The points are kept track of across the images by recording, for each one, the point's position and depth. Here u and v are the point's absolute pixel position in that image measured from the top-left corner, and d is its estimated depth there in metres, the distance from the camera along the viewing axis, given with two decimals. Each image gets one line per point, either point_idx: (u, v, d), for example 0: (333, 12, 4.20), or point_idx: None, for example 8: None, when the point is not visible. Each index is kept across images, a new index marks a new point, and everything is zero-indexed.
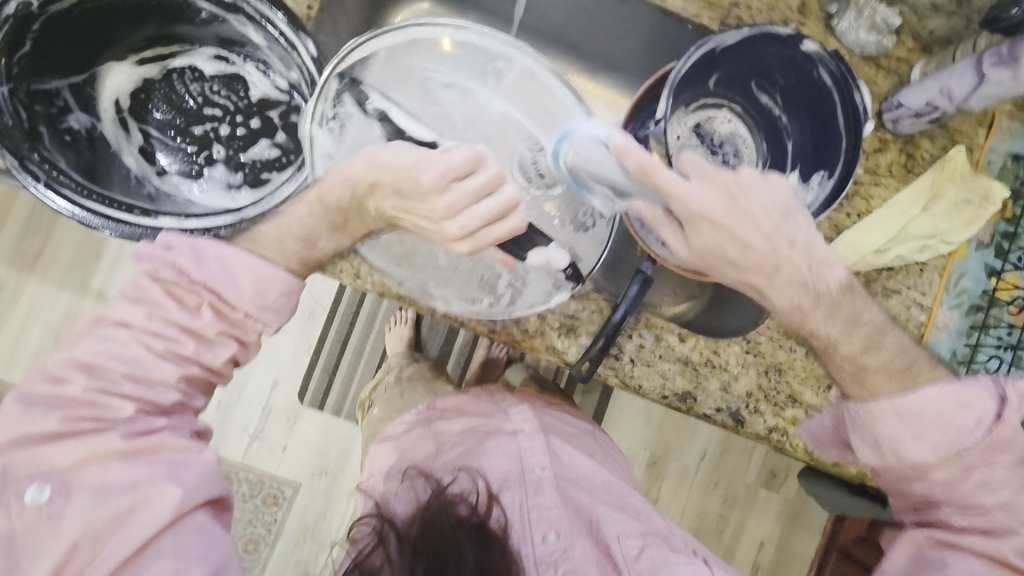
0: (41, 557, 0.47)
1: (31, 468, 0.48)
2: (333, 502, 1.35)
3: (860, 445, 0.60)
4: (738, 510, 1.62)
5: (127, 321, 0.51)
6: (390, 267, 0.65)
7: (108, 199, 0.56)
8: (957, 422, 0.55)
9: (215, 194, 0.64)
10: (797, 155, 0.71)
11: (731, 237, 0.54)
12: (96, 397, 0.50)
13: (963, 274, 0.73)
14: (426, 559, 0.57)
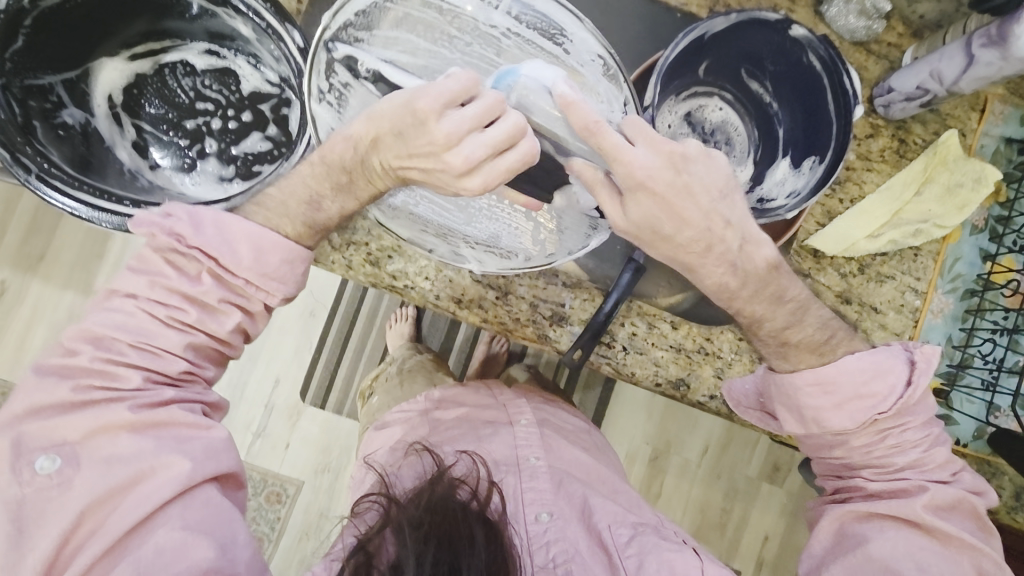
0: (46, 529, 0.48)
1: (45, 439, 0.50)
2: (336, 498, 1.36)
3: (788, 415, 0.62)
4: (742, 504, 1.61)
5: (132, 292, 0.52)
6: (420, 236, 0.64)
7: (99, 189, 0.56)
8: (871, 391, 0.58)
9: (208, 188, 0.65)
10: (789, 141, 0.71)
11: (666, 207, 0.52)
12: (104, 366, 0.51)
13: (957, 259, 0.73)
14: (436, 545, 0.53)
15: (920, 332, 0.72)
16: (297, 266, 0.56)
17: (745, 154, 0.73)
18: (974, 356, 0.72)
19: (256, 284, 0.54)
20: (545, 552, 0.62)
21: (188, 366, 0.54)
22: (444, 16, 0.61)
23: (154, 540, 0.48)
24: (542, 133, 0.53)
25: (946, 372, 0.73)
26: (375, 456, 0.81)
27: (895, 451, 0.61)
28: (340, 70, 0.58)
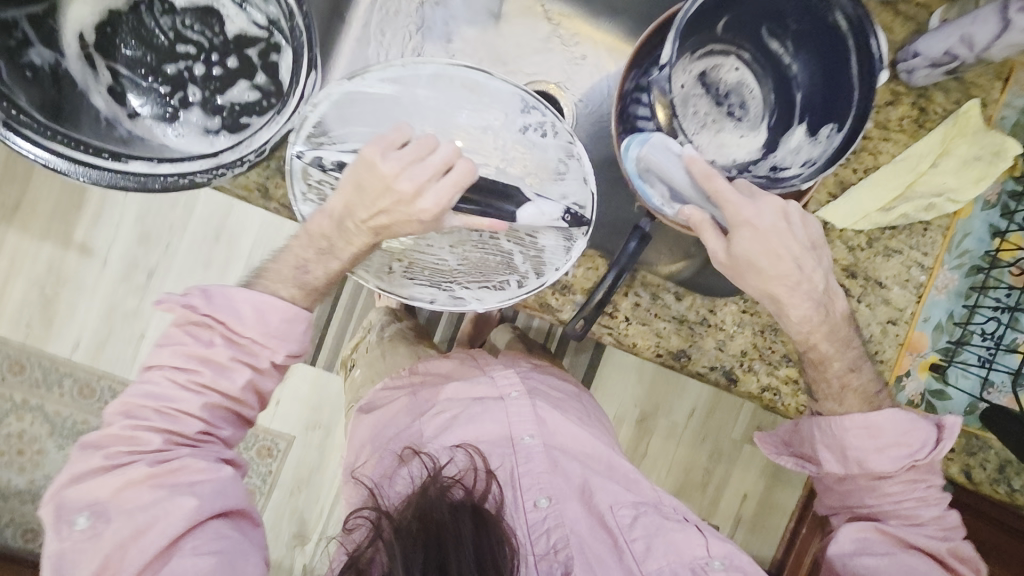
0: (80, 569, 0.51)
1: (82, 497, 0.52)
2: (328, 454, 1.37)
3: (828, 456, 0.64)
4: (725, 464, 1.66)
5: (157, 364, 0.55)
6: (419, 291, 0.62)
7: (76, 141, 0.53)
8: (908, 442, 0.62)
9: (191, 139, 0.59)
10: (808, 106, 0.67)
11: (766, 248, 0.56)
12: (129, 432, 0.53)
13: (966, 235, 0.72)
14: (425, 547, 0.54)
15: (922, 308, 0.72)
16: (304, 320, 0.58)
17: (759, 120, 0.70)
18: (972, 333, 0.72)
19: (264, 341, 0.57)
20: (546, 539, 0.64)
21: (202, 425, 0.56)
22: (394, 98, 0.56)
23: (171, 568, 0.50)
24: (669, 185, 0.58)
25: (943, 347, 0.73)
26: (367, 426, 0.79)
27: (920, 503, 0.63)
28: (316, 172, 0.56)
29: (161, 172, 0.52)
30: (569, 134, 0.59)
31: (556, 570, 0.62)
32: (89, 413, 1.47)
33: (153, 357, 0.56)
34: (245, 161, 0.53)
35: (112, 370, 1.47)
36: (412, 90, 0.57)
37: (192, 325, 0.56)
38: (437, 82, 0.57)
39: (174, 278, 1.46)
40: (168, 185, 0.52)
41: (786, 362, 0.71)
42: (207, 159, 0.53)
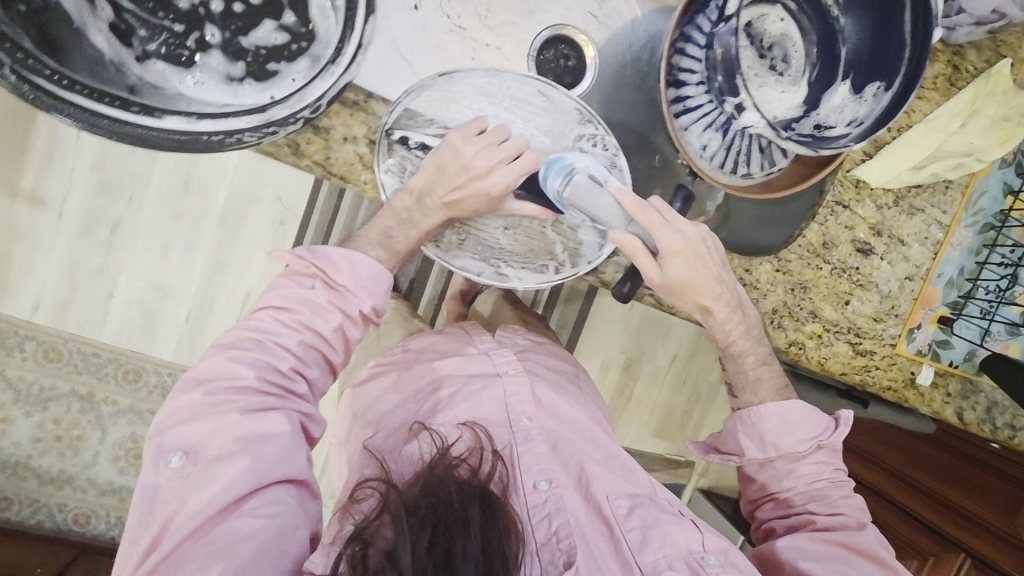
0: (159, 510, 0.52)
1: (176, 437, 0.54)
2: (320, 411, 1.36)
3: (749, 444, 0.66)
4: (703, 406, 1.75)
5: (272, 305, 0.60)
6: (468, 262, 0.64)
7: (102, 93, 0.48)
8: (812, 426, 0.65)
9: (213, 90, 0.52)
10: (854, 62, 0.65)
11: (697, 270, 0.60)
12: (230, 367, 0.57)
13: (983, 193, 0.75)
14: (430, 529, 0.53)
15: (937, 264, 0.76)
16: (386, 279, 0.62)
17: (797, 77, 0.67)
18: (978, 287, 0.76)
19: (355, 291, 0.61)
20: (546, 525, 0.64)
21: (295, 363, 0.59)
22: (485, 89, 0.61)
23: (230, 526, 0.51)
24: (590, 216, 0.59)
25: (952, 301, 0.77)
26: (359, 399, 0.80)
27: (836, 486, 0.64)
28: (401, 150, 0.61)
29: (202, 129, 0.48)
30: (616, 149, 0.63)
31: (557, 556, 0.62)
32: (57, 378, 1.39)
33: (265, 298, 0.61)
34: (298, 118, 0.50)
35: (80, 331, 1.37)
36: (492, 92, 0.61)
37: (298, 273, 0.61)
38: (513, 92, 0.61)
39: (142, 232, 1.33)
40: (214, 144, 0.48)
41: (812, 319, 0.75)
42: (255, 116, 0.49)
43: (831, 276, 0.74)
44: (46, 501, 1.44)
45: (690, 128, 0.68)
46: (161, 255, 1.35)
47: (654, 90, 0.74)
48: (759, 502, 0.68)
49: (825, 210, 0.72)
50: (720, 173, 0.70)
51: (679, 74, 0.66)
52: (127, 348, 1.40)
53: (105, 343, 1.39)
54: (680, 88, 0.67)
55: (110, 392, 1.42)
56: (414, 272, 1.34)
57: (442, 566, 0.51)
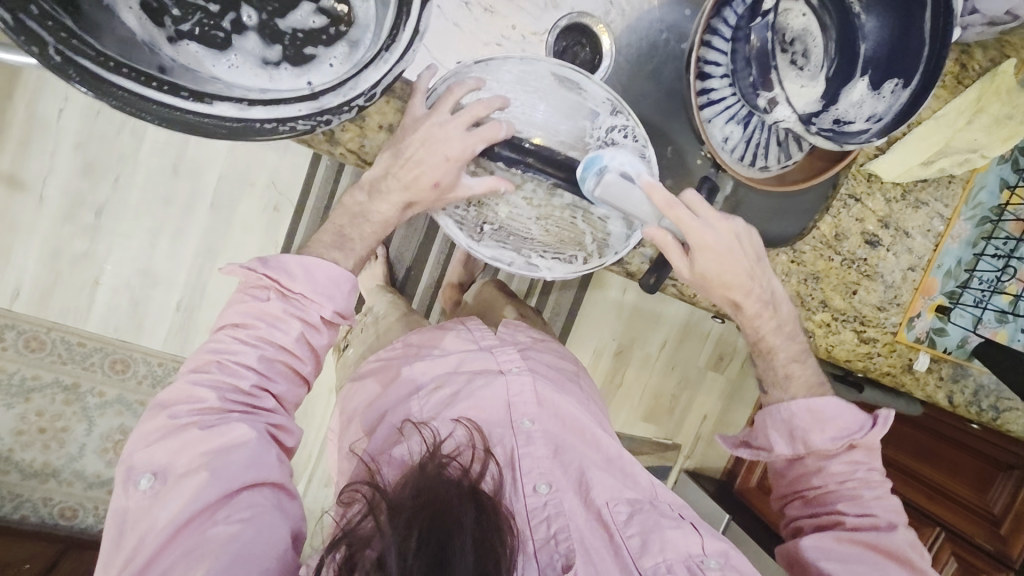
0: (140, 535, 0.51)
1: (147, 459, 0.54)
2: (316, 397, 1.36)
3: (779, 439, 0.68)
4: (690, 390, 1.80)
5: (228, 324, 0.60)
6: (500, 253, 0.65)
7: (144, 75, 0.45)
8: (845, 422, 0.66)
9: (250, 73, 0.50)
10: (872, 58, 0.67)
11: (726, 263, 0.62)
12: (190, 390, 0.56)
13: (981, 188, 0.78)
14: (421, 525, 0.54)
15: (938, 255, 0.79)
16: (345, 279, 0.62)
17: (819, 69, 0.68)
18: (974, 277, 0.80)
19: (312, 296, 0.61)
20: (545, 528, 0.64)
21: (257, 379, 0.59)
22: (518, 78, 0.60)
23: (205, 536, 0.50)
24: (624, 212, 0.60)
25: (950, 290, 0.81)
26: (360, 393, 0.80)
27: (865, 484, 0.65)
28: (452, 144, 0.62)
29: (254, 117, 0.46)
30: (646, 140, 0.63)
31: (556, 559, 0.62)
32: (40, 369, 1.34)
33: (221, 319, 0.60)
34: (354, 107, 0.48)
35: (64, 321, 1.32)
36: (529, 84, 0.61)
37: (253, 287, 0.61)
38: (546, 82, 0.61)
39: (130, 217, 1.29)
40: (269, 132, 0.46)
41: (822, 308, 0.78)
42: (308, 103, 0.47)
43: (841, 267, 0.77)
44: (30, 495, 1.39)
45: (714, 120, 0.69)
46: (150, 241, 1.31)
47: (676, 83, 0.75)
48: (788, 499, 0.69)
49: (838, 203, 0.75)
50: (740, 165, 0.72)
51: (705, 66, 0.67)
52: (114, 338, 1.35)
53: (90, 333, 1.33)
54: (704, 79, 0.68)
55: (97, 382, 1.38)
56: (411, 260, 1.33)
57: (433, 565, 0.52)
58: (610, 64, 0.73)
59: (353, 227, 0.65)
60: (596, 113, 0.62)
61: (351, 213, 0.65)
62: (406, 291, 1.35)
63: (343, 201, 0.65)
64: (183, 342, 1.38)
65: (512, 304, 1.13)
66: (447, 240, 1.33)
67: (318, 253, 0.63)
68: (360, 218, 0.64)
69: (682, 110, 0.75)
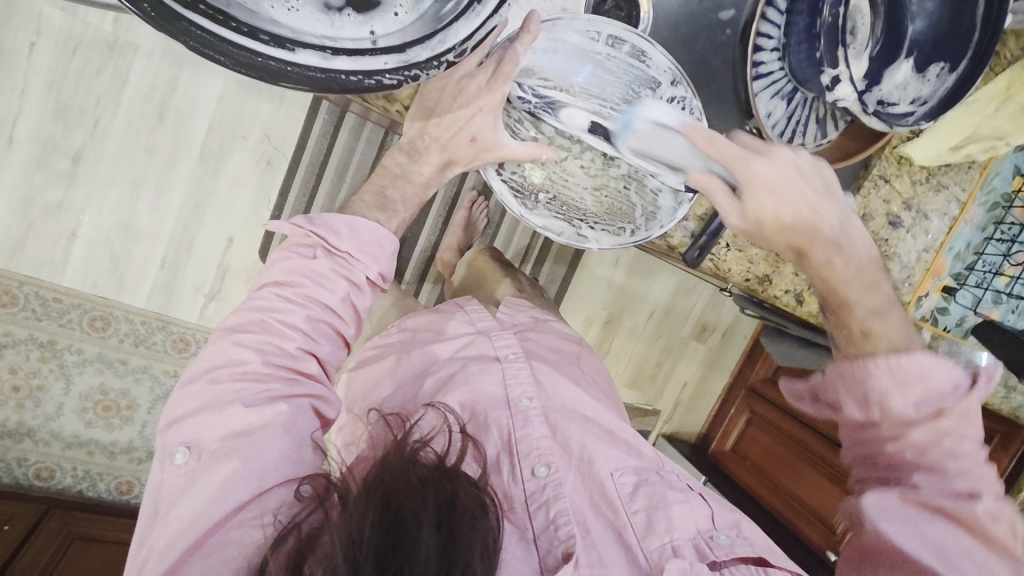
0: (171, 518, 0.50)
1: (184, 434, 0.52)
2: None
3: (848, 400, 0.55)
4: (672, 359, 1.85)
5: (278, 281, 0.57)
6: (552, 223, 0.63)
7: (218, 11, 0.40)
8: (936, 383, 0.53)
9: (315, 18, 0.44)
10: (918, 39, 0.67)
11: (785, 199, 0.56)
12: (231, 352, 0.54)
13: (997, 174, 0.82)
14: (378, 515, 0.47)
15: (950, 238, 0.82)
16: (390, 241, 0.59)
17: (867, 46, 0.67)
18: (980, 260, 0.84)
19: (358, 256, 0.58)
20: (544, 513, 0.64)
21: (303, 342, 0.56)
22: (577, 44, 0.55)
23: (229, 534, 0.48)
24: (666, 166, 0.56)
25: (957, 272, 0.84)
26: (369, 376, 0.77)
27: (951, 455, 0.52)
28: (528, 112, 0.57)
29: (337, 68, 0.43)
30: (701, 111, 0.60)
31: (556, 545, 0.62)
32: (13, 324, 1.26)
33: (266, 274, 0.57)
34: (442, 62, 0.45)
35: (36, 274, 1.23)
36: (596, 48, 0.56)
37: (299, 244, 0.58)
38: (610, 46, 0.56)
39: (109, 166, 1.19)
40: (353, 85, 0.43)
41: None
42: (395, 54, 0.44)
43: None
44: (4, 456, 1.33)
45: (761, 93, 0.68)
46: (132, 192, 1.22)
47: (711, 53, 0.73)
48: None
49: (869, 183, 0.77)
50: (779, 141, 0.72)
51: (757, 39, 0.66)
52: (94, 294, 1.27)
53: (67, 288, 1.25)
54: (756, 52, 0.67)
55: (75, 339, 1.30)
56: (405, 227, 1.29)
57: (389, 554, 0.45)
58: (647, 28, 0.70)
59: (395, 188, 0.61)
60: (656, 82, 0.58)
61: (393, 172, 0.61)
62: (401, 257, 1.33)
63: (384, 161, 0.61)
64: (168, 304, 1.31)
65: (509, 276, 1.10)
66: (445, 206, 1.29)
67: (358, 212, 0.59)
68: (403, 179, 0.61)
69: (721, 80, 0.74)
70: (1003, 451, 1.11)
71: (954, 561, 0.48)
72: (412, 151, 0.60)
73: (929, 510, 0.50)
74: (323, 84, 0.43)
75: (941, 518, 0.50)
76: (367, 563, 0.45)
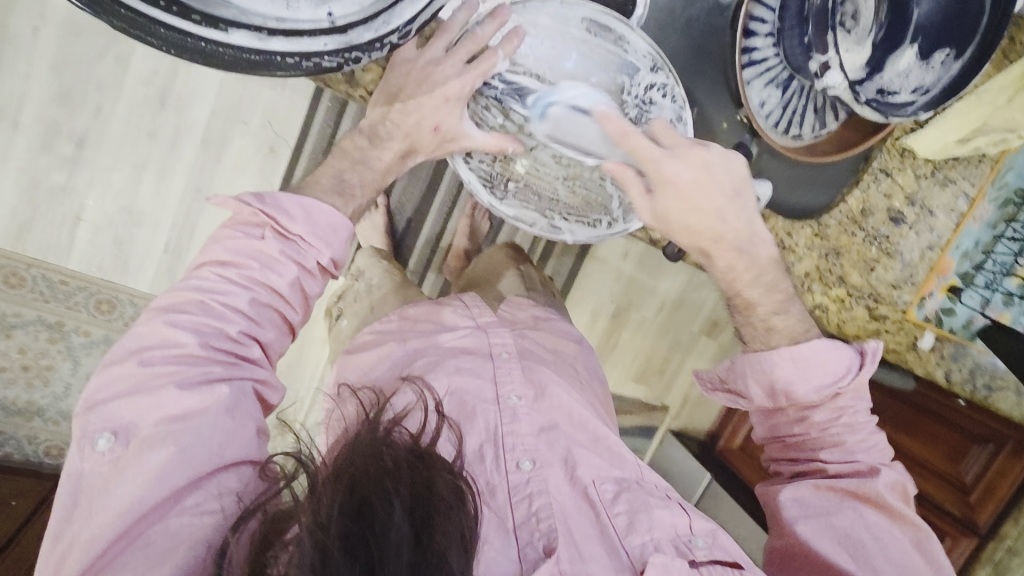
0: (99, 512, 0.48)
1: (111, 418, 0.51)
2: (309, 346, 1.35)
3: (757, 389, 0.69)
4: (680, 354, 1.76)
5: (220, 261, 0.57)
6: (524, 212, 0.61)
7: None
8: (834, 365, 0.66)
9: None
10: (923, 25, 0.64)
11: (690, 202, 0.55)
12: (168, 332, 0.53)
13: (1009, 169, 0.76)
14: (346, 497, 0.47)
15: (957, 236, 0.78)
16: (345, 227, 0.59)
17: (869, 33, 0.63)
18: (990, 259, 0.79)
19: (311, 240, 0.58)
20: (526, 506, 0.62)
21: (246, 326, 0.56)
22: (549, 28, 0.54)
23: (167, 524, 0.48)
24: (580, 151, 0.55)
25: (964, 271, 0.80)
26: (361, 363, 0.77)
27: (846, 430, 0.67)
28: (506, 100, 0.55)
29: (276, 51, 0.45)
30: (685, 101, 0.59)
31: (536, 539, 0.61)
32: (21, 305, 1.29)
33: (207, 253, 0.57)
34: (383, 45, 0.48)
35: (43, 257, 1.25)
36: (570, 30, 0.54)
37: (246, 222, 0.58)
38: (586, 30, 0.55)
39: (111, 150, 1.21)
40: (292, 68, 0.46)
41: (839, 284, 0.80)
42: (337, 38, 0.46)
43: (863, 244, 0.78)
44: (15, 431, 1.38)
45: (753, 82, 0.65)
46: (134, 176, 1.23)
47: (703, 39, 0.70)
48: (777, 457, 0.72)
49: (869, 176, 0.75)
50: (775, 132, 0.69)
51: (750, 24, 0.63)
52: (98, 277, 1.30)
53: (72, 271, 1.28)
54: (748, 38, 0.63)
55: (81, 321, 1.33)
56: (411, 213, 1.24)
57: (356, 541, 0.45)
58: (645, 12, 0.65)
59: (353, 173, 0.59)
60: (635, 68, 0.57)
61: (352, 158, 0.59)
62: (404, 246, 1.28)
63: (342, 144, 0.59)
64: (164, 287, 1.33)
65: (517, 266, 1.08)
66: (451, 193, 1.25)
67: (315, 196, 0.58)
68: (364, 165, 0.59)
69: (712, 68, 0.71)
70: (1015, 459, 1.02)
71: (852, 534, 0.63)
72: (373, 136, 0.57)
73: (825, 491, 0.65)
74: (261, 66, 0.45)
75: (834, 496, 0.65)
76: (335, 547, 0.44)
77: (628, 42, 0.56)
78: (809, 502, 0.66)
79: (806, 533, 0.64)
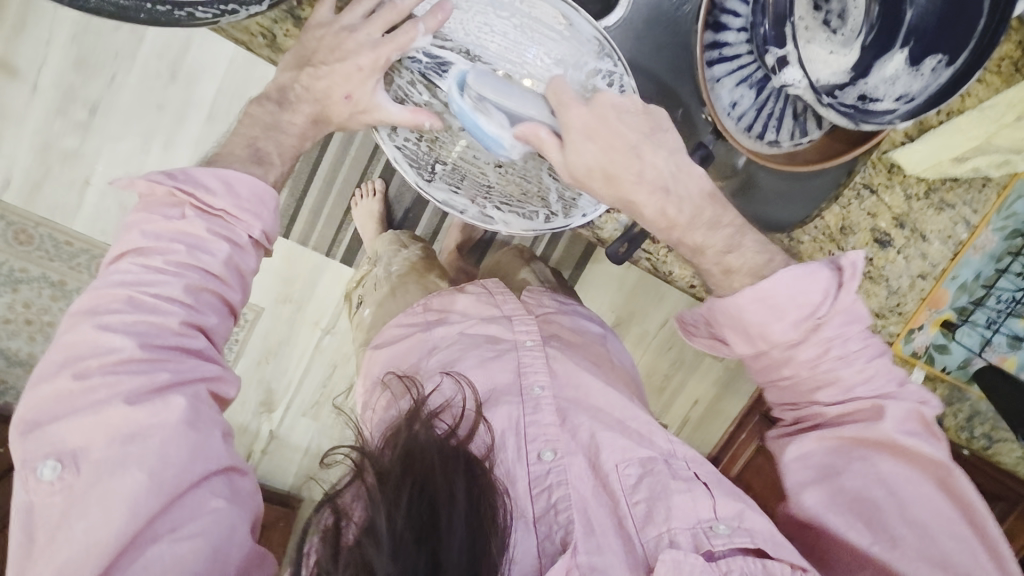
0: (56, 554, 0.42)
1: (42, 441, 0.44)
2: (298, 328, 1.33)
3: (734, 337, 0.56)
4: (684, 372, 1.61)
5: (141, 251, 0.50)
6: (452, 198, 0.64)
7: None
8: (805, 295, 0.52)
9: None
10: (915, 28, 0.58)
11: (610, 151, 0.54)
12: (97, 335, 0.46)
13: (1019, 197, 0.70)
14: (411, 492, 0.47)
15: (953, 266, 0.72)
16: (272, 197, 0.55)
17: (856, 35, 0.59)
18: (992, 295, 0.72)
19: (238, 214, 0.53)
20: (545, 497, 0.56)
21: (185, 314, 0.49)
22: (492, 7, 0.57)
23: (146, 559, 0.42)
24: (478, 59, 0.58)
25: (961, 305, 0.73)
26: (390, 355, 0.69)
27: (838, 361, 0.54)
28: (431, 76, 0.59)
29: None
30: (633, 91, 0.59)
31: (555, 532, 0.54)
32: (28, 262, 1.30)
33: (123, 241, 0.50)
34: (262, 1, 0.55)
35: (51, 217, 1.28)
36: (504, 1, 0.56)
37: (159, 202, 0.51)
38: (543, 14, 0.57)
39: (120, 120, 1.22)
40: (165, 14, 0.54)
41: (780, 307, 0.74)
42: None
43: (841, 264, 0.71)
44: (16, 382, 1.42)
45: (723, 80, 0.61)
46: (140, 147, 1.24)
47: (667, 35, 0.65)
48: None
49: (851, 192, 0.70)
50: (745, 136, 0.63)
51: (721, 16, 0.60)
52: (100, 241, 1.31)
53: (78, 232, 1.29)
54: (719, 32, 0.60)
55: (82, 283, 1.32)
56: (410, 203, 1.18)
57: (425, 535, 0.46)
58: (623, 15, 0.64)
59: (268, 141, 0.56)
60: (582, 52, 0.58)
61: (264, 122, 0.56)
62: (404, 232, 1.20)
63: (251, 110, 0.56)
64: None
65: (529, 265, 0.97)
66: None
67: (230, 167, 0.54)
68: (276, 131, 0.56)
69: (677, 66, 0.66)
70: None
71: (869, 494, 0.52)
72: (283, 99, 0.57)
73: (843, 449, 0.54)
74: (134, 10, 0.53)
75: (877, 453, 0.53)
76: (408, 538, 0.45)
77: (577, 27, 0.57)
78: (810, 454, 0.55)
79: (817, 503, 0.54)
